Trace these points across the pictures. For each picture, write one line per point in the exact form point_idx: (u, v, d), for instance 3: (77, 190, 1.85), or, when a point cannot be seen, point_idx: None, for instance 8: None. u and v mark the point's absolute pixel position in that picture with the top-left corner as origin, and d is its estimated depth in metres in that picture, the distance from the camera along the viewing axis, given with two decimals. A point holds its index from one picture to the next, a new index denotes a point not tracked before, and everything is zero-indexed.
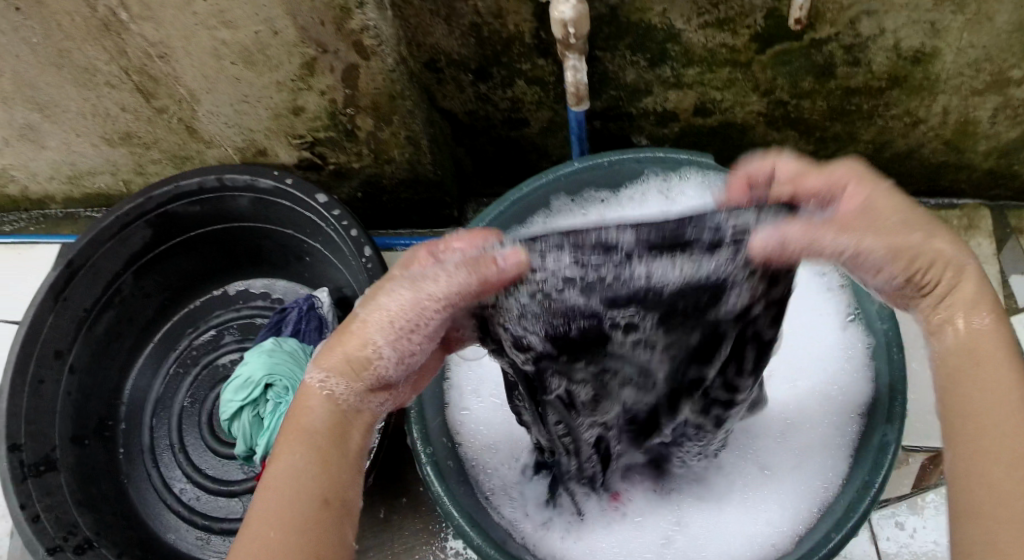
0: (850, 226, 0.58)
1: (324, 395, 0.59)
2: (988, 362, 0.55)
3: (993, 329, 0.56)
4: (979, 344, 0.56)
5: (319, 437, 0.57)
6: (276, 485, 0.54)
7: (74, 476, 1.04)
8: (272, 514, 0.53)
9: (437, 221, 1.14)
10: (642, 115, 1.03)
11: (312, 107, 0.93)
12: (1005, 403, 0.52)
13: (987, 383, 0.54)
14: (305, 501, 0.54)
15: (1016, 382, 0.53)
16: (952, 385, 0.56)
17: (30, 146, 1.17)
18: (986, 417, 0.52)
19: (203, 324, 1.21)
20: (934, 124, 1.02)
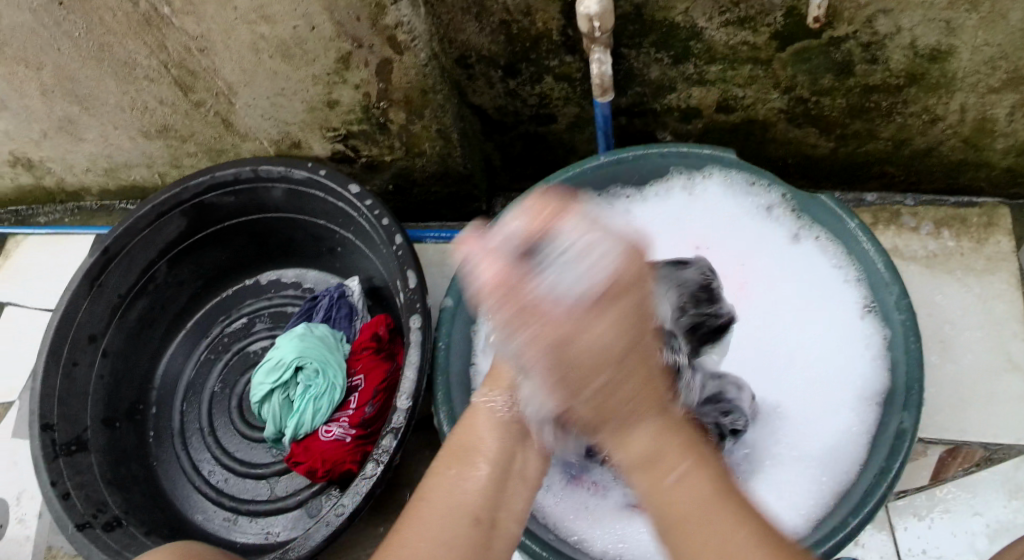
0: (568, 344, 0.51)
1: (500, 416, 0.67)
2: (707, 509, 0.51)
3: (695, 473, 0.53)
4: (688, 497, 0.52)
5: (486, 454, 0.65)
6: (440, 494, 0.61)
7: (104, 458, 1.08)
8: (431, 519, 0.59)
9: (466, 215, 1.17)
10: (667, 111, 1.06)
11: (346, 100, 0.96)
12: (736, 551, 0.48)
13: (712, 544, 0.49)
14: (463, 509, 0.60)
15: (732, 517, 0.50)
16: (659, 505, 0.54)
17: (69, 139, 1.21)
18: (683, 521, 0.51)
19: (234, 312, 1.23)
20: (952, 121, 1.04)
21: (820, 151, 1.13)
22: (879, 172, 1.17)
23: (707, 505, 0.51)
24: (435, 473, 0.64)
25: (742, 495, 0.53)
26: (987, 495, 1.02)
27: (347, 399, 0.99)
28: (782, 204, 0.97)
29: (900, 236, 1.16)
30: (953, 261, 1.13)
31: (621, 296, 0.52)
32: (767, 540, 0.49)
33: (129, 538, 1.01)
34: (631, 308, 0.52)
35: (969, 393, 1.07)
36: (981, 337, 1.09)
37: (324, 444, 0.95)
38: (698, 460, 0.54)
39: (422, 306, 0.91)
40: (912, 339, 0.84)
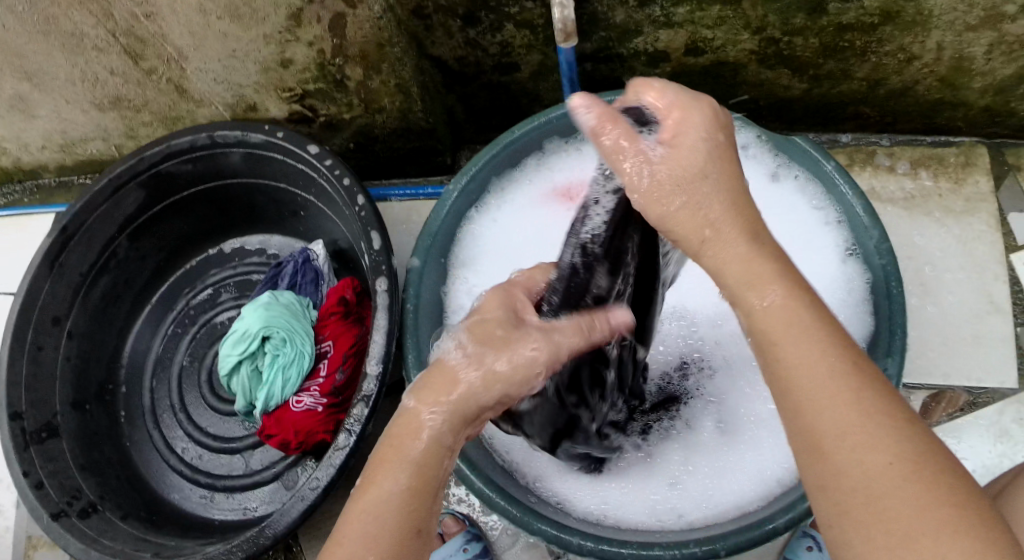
0: (666, 166, 0.56)
1: (427, 434, 0.54)
2: (862, 422, 0.46)
3: (790, 299, 0.51)
4: (785, 327, 0.50)
5: (416, 465, 0.53)
6: (370, 505, 0.52)
7: (77, 443, 1.05)
8: (364, 527, 0.51)
9: (432, 170, 1.14)
10: (634, 55, 1.02)
11: (300, 58, 0.92)
12: (834, 386, 0.47)
13: (802, 362, 0.49)
14: (402, 506, 0.52)
15: (826, 351, 0.49)
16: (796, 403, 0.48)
17: (21, 116, 1.17)
18: (839, 443, 0.46)
19: (200, 283, 1.20)
20: (929, 60, 1.01)
21: (794, 93, 1.10)
22: (854, 113, 1.15)
23: (799, 326, 0.50)
24: (369, 485, 0.53)
25: (843, 337, 0.50)
26: (973, 439, 1.01)
27: (316, 367, 0.96)
28: (757, 145, 0.94)
29: (876, 177, 1.14)
30: (931, 203, 1.11)
31: (706, 132, 0.57)
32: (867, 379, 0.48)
33: (106, 525, 0.99)
34: (714, 151, 0.56)
35: (950, 334, 1.06)
36: (962, 279, 1.08)
37: (295, 414, 0.93)
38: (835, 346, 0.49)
39: (388, 268, 0.88)
40: (893, 285, 0.83)
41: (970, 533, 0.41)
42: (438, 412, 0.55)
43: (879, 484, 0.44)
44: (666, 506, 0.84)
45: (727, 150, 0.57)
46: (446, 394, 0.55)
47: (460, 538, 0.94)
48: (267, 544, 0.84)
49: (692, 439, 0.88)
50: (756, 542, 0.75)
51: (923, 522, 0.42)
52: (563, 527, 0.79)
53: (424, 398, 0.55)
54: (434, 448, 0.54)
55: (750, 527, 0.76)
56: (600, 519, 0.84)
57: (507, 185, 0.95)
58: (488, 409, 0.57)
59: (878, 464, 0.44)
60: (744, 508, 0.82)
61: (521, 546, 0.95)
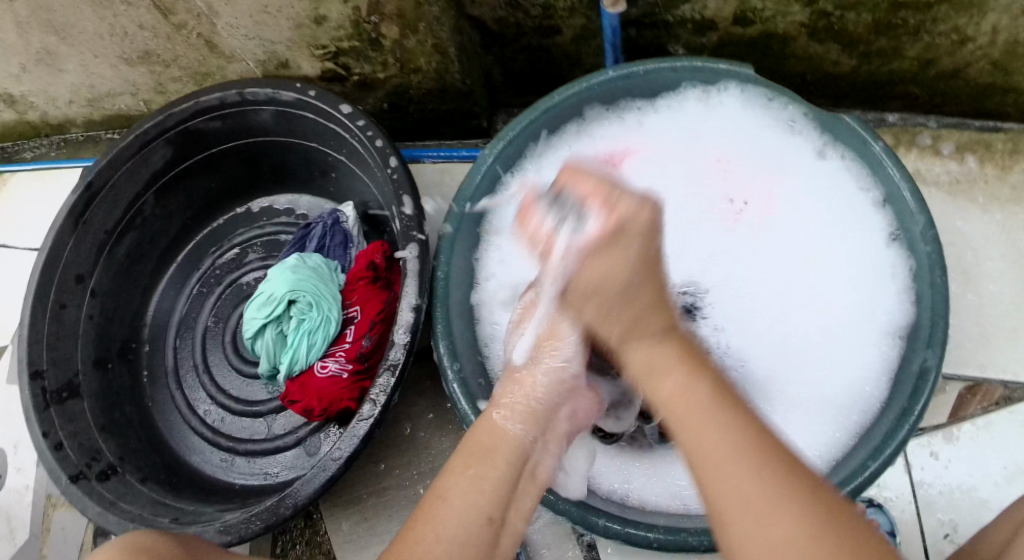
0: (582, 271, 0.61)
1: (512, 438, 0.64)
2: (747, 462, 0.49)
3: (685, 385, 0.56)
4: (682, 398, 0.55)
5: (500, 459, 0.62)
6: (452, 495, 0.58)
7: (98, 402, 1.04)
8: (449, 513, 0.57)
9: (466, 133, 1.12)
10: (679, 23, 0.99)
11: (334, 16, 0.89)
12: (736, 473, 0.49)
13: (712, 443, 0.51)
14: (487, 500, 0.59)
15: (735, 446, 0.50)
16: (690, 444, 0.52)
17: (48, 70, 1.15)
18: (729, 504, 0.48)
19: (225, 243, 1.18)
20: (983, 43, 0.97)
21: (842, 69, 1.06)
22: (902, 93, 1.11)
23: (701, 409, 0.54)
24: (450, 471, 0.61)
25: (746, 414, 0.53)
26: (1006, 434, 0.98)
27: (343, 332, 0.94)
28: (805, 121, 0.90)
29: (922, 159, 1.10)
30: (977, 188, 1.07)
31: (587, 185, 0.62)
32: (780, 474, 0.48)
33: (124, 487, 0.97)
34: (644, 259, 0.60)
35: (990, 326, 1.02)
36: (1004, 268, 1.04)
37: (320, 380, 0.91)
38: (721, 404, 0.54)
39: (419, 235, 0.85)
40: (937, 273, 0.79)
41: None
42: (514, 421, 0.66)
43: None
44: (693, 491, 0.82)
45: (646, 257, 0.60)
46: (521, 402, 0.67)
47: None
48: (287, 515, 0.82)
49: None
50: None
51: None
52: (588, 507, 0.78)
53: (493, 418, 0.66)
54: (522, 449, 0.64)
55: None
56: (625, 498, 0.82)
57: (544, 152, 0.93)
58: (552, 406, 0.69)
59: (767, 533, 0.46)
60: None
61: (543, 521, 0.93)
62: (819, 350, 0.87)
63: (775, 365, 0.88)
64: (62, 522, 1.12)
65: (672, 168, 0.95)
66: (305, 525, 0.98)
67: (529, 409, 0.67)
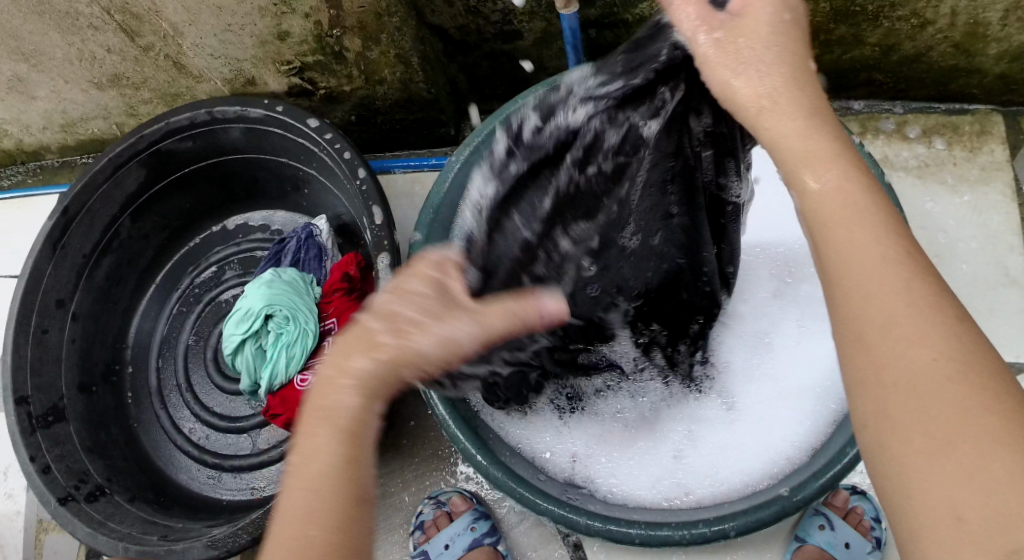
0: (740, 34, 0.53)
1: (352, 394, 0.50)
2: (886, 278, 0.44)
3: (853, 210, 0.46)
4: (838, 207, 0.47)
5: (346, 430, 0.49)
6: (306, 481, 0.47)
7: (83, 424, 1.05)
8: (304, 503, 0.46)
9: (435, 142, 1.12)
10: (639, 22, 1.00)
11: (297, 31, 0.90)
12: (913, 329, 0.42)
13: (854, 253, 0.45)
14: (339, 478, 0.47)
15: (898, 278, 0.44)
16: (828, 252, 0.47)
17: (20, 98, 1.15)
18: (882, 314, 0.43)
19: (203, 262, 1.19)
20: (943, 26, 0.98)
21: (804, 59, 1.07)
22: (867, 80, 1.12)
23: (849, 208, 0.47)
24: (298, 451, 0.49)
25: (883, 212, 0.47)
26: None
27: (321, 344, 0.95)
28: None
29: (889, 145, 1.11)
30: (945, 171, 1.08)
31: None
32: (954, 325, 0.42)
33: (114, 508, 0.98)
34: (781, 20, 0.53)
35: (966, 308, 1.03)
36: (976, 247, 1.05)
37: (300, 393, 0.92)
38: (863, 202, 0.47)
39: (391, 244, 0.85)
40: None
41: (1012, 425, 0.38)
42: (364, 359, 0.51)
43: (927, 420, 0.40)
44: (672, 482, 0.83)
45: (796, 26, 0.54)
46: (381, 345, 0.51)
47: (467, 517, 0.94)
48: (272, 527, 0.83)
49: (699, 409, 0.88)
50: (765, 522, 0.74)
51: (992, 460, 0.37)
52: (569, 506, 0.77)
53: (332, 358, 0.51)
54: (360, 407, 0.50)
55: (758, 507, 0.75)
56: (608, 494, 0.83)
57: None
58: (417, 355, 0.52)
59: (920, 355, 0.41)
60: (751, 486, 0.80)
61: (528, 524, 0.94)
62: (786, 337, 0.88)
63: (754, 358, 0.88)
64: (54, 546, 1.12)
65: None
66: None
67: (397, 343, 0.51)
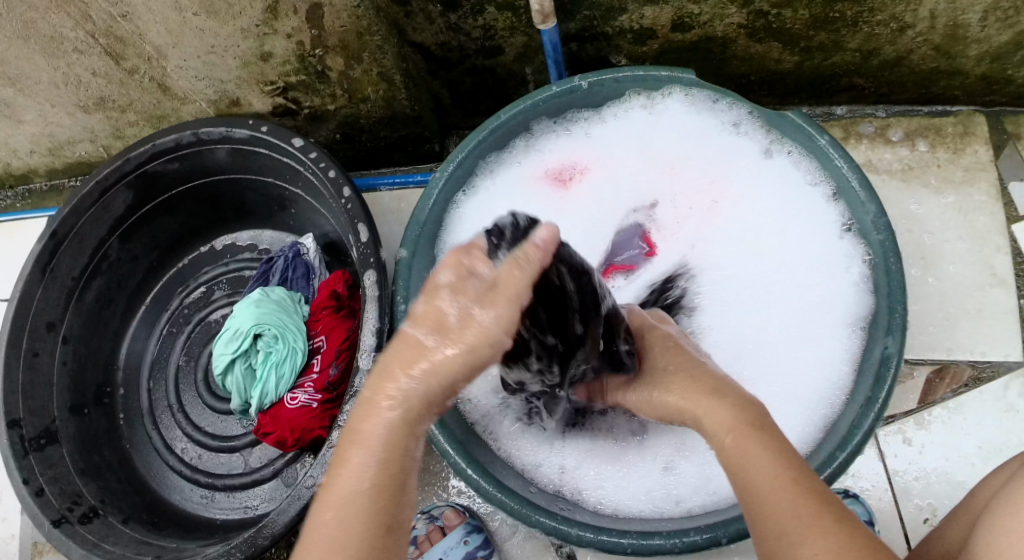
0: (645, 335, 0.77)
1: (391, 420, 0.55)
2: (781, 485, 0.52)
3: (749, 439, 0.56)
4: (738, 450, 0.56)
5: (379, 459, 0.54)
6: (336, 503, 0.53)
7: (76, 446, 1.05)
8: (332, 521, 0.52)
9: (421, 158, 1.13)
10: (620, 34, 1.00)
11: (280, 51, 0.90)
12: (815, 535, 0.48)
13: (760, 470, 0.53)
14: (368, 500, 0.53)
15: (787, 489, 0.52)
16: (732, 474, 0.55)
17: (7, 122, 1.16)
18: (781, 519, 0.50)
19: (193, 281, 1.19)
20: (922, 29, 0.99)
21: (785, 66, 1.08)
22: (848, 85, 1.12)
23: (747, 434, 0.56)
24: (333, 472, 0.55)
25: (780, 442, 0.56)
26: (977, 415, 0.99)
27: (310, 362, 0.96)
28: (750, 121, 0.92)
29: (873, 149, 1.11)
30: (929, 173, 1.09)
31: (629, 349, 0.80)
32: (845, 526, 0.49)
33: (107, 529, 0.98)
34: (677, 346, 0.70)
35: (953, 308, 1.04)
36: (962, 248, 1.06)
37: (291, 412, 0.92)
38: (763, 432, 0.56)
39: (376, 261, 0.86)
40: (891, 260, 0.81)
41: None
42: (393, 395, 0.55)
43: None
44: (662, 492, 0.83)
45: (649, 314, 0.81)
46: (416, 366, 0.55)
47: (460, 530, 0.93)
48: (266, 545, 0.83)
49: None
50: None
51: None
52: (560, 518, 0.78)
53: (372, 384, 0.56)
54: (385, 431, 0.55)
55: (746, 514, 0.75)
56: (598, 506, 0.83)
57: (496, 169, 0.95)
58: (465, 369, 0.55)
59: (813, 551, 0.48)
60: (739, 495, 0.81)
61: (521, 537, 0.94)
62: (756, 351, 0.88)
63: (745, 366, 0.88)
64: None
65: (623, 176, 0.97)
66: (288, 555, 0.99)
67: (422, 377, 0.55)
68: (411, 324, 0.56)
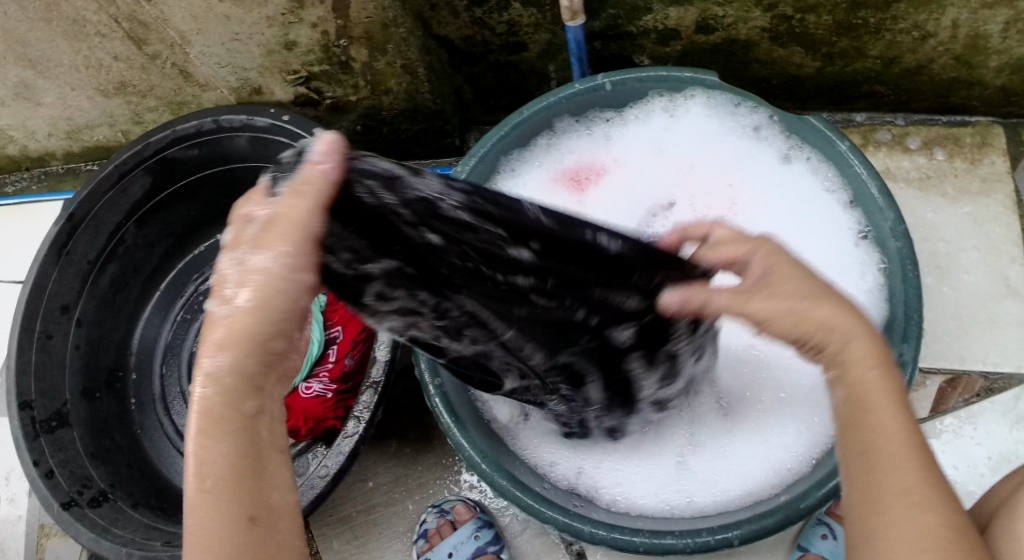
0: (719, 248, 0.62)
1: (215, 403, 0.45)
2: (904, 449, 0.50)
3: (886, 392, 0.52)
4: (869, 395, 0.52)
5: (226, 444, 0.46)
6: (197, 505, 0.45)
7: (87, 430, 1.05)
8: (197, 527, 0.45)
9: (440, 152, 1.13)
10: (643, 34, 1.01)
11: (304, 41, 0.90)
12: (928, 510, 0.47)
13: (889, 428, 0.51)
14: (226, 497, 0.45)
15: (915, 470, 0.49)
16: (858, 415, 0.52)
17: (26, 104, 1.16)
18: (897, 477, 0.48)
19: (209, 269, 1.21)
20: (944, 38, 0.99)
21: (806, 71, 1.08)
22: (868, 92, 1.12)
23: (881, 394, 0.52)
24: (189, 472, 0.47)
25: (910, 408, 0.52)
26: (988, 426, 0.99)
27: (326, 352, 0.95)
28: (770, 126, 0.92)
29: (891, 156, 1.11)
30: (946, 183, 1.09)
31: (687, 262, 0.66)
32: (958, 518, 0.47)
33: (116, 513, 0.98)
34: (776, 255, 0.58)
35: (966, 318, 1.04)
36: (977, 258, 1.06)
37: (305, 401, 0.92)
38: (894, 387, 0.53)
39: None
40: (908, 268, 0.81)
41: None
42: (212, 374, 0.46)
43: None
44: (675, 490, 0.83)
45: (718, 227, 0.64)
46: (214, 339, 0.46)
47: (471, 525, 0.94)
48: None
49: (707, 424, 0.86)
50: (767, 531, 0.74)
51: None
52: (573, 514, 0.78)
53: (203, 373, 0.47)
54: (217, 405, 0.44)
55: (760, 516, 0.75)
56: (611, 503, 0.83)
57: (516, 166, 0.95)
58: (277, 314, 0.46)
59: (921, 528, 0.46)
60: (751, 497, 0.81)
61: (531, 533, 0.94)
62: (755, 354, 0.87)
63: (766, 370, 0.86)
64: (55, 552, 1.12)
65: (641, 178, 0.96)
66: None
67: (227, 354, 0.45)
68: (213, 300, 0.47)
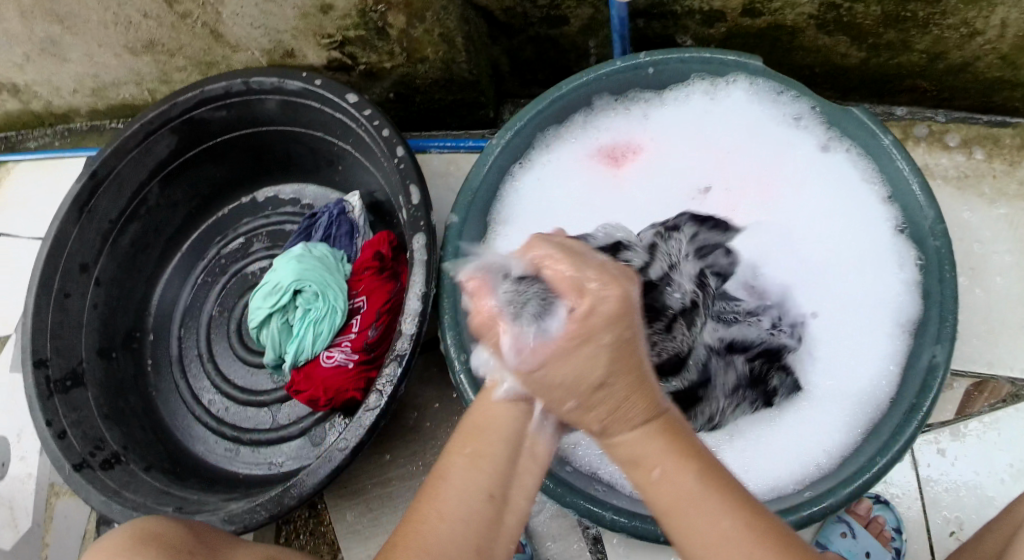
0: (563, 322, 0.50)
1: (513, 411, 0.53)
2: (733, 547, 0.47)
3: (678, 470, 0.48)
4: (674, 493, 0.48)
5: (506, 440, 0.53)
6: (454, 492, 0.51)
7: (101, 391, 1.04)
8: (447, 509, 0.51)
9: (473, 124, 1.11)
10: (688, 14, 0.99)
11: (341, 4, 0.88)
12: None
13: (705, 529, 0.47)
14: (480, 500, 0.51)
15: (742, 546, 0.47)
16: (671, 524, 0.49)
17: (52, 60, 1.15)
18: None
19: (232, 232, 1.18)
20: (992, 36, 0.96)
21: (850, 61, 1.06)
22: (910, 87, 1.10)
23: (690, 490, 0.48)
24: (448, 453, 0.53)
25: (727, 487, 0.49)
26: (1014, 431, 0.97)
27: (349, 323, 0.94)
28: (812, 116, 0.90)
29: (930, 153, 1.09)
30: (984, 183, 1.07)
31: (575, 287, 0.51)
32: None
33: (128, 476, 0.97)
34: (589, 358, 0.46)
35: (998, 321, 1.02)
36: (1012, 260, 1.04)
37: (325, 370, 0.92)
38: (680, 448, 0.49)
39: (427, 225, 0.85)
40: (946, 268, 0.79)
41: None
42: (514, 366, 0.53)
43: None
44: None
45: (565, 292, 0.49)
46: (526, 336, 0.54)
47: None
48: (291, 505, 0.82)
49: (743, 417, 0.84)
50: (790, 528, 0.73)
51: None
52: (595, 500, 0.77)
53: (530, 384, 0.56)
54: (526, 427, 0.54)
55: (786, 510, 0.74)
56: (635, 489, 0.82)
57: (551, 142, 0.94)
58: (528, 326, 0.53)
59: None
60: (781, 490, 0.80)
61: (548, 514, 0.93)
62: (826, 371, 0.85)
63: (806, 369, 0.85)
64: (64, 512, 1.12)
65: (677, 162, 0.95)
66: (311, 515, 1.00)
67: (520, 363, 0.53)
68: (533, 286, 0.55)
